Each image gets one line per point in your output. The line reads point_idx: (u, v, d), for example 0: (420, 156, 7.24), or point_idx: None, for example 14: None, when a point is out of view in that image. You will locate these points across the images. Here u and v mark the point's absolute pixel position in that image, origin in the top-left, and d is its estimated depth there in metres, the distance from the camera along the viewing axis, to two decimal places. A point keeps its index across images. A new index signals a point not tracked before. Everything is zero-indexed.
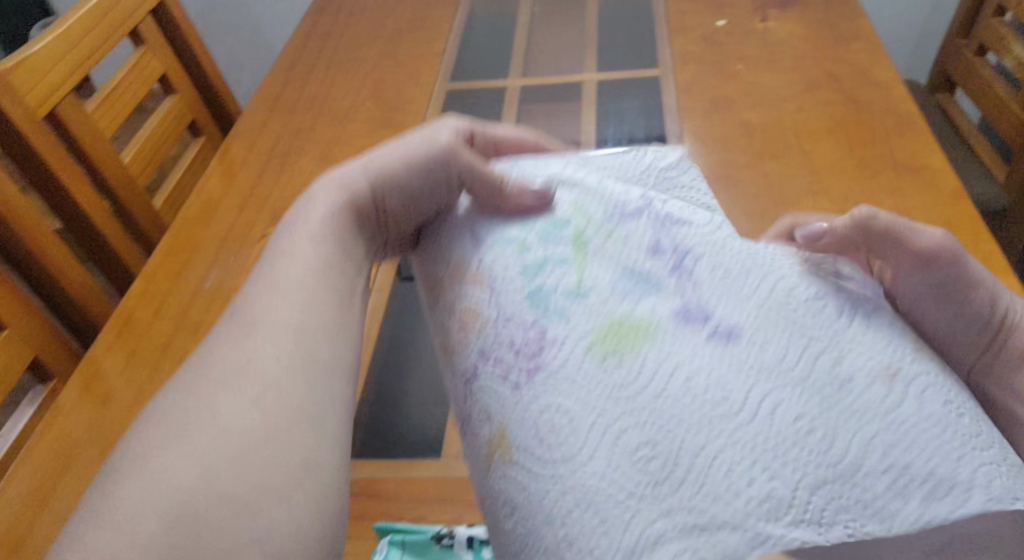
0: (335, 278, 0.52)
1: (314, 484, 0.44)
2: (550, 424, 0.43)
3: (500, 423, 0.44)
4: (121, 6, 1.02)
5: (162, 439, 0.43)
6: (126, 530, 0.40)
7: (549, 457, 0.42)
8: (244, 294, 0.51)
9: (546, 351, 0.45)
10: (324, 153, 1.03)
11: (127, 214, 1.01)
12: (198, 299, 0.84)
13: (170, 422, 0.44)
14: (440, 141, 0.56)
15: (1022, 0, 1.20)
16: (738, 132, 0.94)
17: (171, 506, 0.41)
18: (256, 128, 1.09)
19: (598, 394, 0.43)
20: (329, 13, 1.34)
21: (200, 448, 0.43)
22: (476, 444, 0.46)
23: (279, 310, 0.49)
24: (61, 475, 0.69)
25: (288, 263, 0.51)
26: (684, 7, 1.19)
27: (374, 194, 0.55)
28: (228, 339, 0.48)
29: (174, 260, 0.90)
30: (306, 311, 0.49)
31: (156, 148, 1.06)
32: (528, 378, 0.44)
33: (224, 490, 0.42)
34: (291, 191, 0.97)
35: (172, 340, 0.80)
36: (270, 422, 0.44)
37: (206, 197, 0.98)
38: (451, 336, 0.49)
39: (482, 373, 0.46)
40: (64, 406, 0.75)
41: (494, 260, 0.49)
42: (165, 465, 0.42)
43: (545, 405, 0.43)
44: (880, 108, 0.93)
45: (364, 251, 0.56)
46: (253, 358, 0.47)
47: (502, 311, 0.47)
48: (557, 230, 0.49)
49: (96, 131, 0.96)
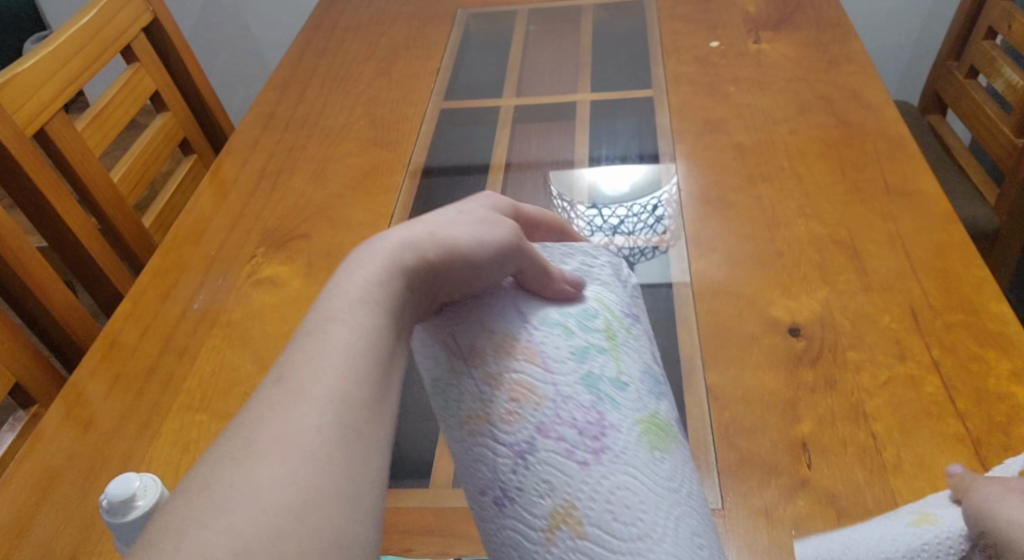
0: (400, 322, 0.49)
1: (365, 540, 0.39)
2: (623, 502, 0.46)
3: (567, 498, 0.46)
4: (113, 24, 1.02)
5: (230, 475, 0.39)
6: None
7: (627, 534, 0.45)
8: (305, 330, 0.47)
9: (609, 435, 0.48)
10: (316, 171, 1.02)
11: (116, 233, 1.00)
12: (185, 322, 0.83)
13: (246, 460, 0.39)
14: (507, 225, 0.56)
15: (1014, 24, 1.20)
16: (730, 153, 0.94)
17: (237, 546, 0.36)
18: (249, 146, 1.09)
19: (658, 482, 0.47)
20: (323, 29, 1.34)
21: (268, 484, 0.38)
22: (528, 513, 0.46)
23: (348, 348, 0.45)
24: (41, 504, 0.68)
25: (344, 302, 0.48)
26: (677, 28, 1.19)
27: (443, 251, 0.52)
28: (294, 377, 0.43)
29: (162, 281, 0.89)
30: (375, 353, 0.46)
31: (147, 166, 1.06)
32: (597, 457, 0.47)
33: (287, 534, 0.37)
34: (282, 210, 0.97)
35: (158, 364, 0.79)
36: (332, 463, 0.40)
37: (196, 216, 0.97)
38: (491, 406, 0.50)
39: (543, 447, 0.47)
40: (47, 432, 0.74)
41: (542, 340, 0.52)
42: (257, 486, 0.38)
43: (617, 483, 0.46)
44: (873, 131, 0.93)
45: (423, 314, 0.52)
46: (322, 394, 0.43)
47: (561, 391, 0.49)
48: (591, 321, 0.54)
49: (85, 150, 0.96)
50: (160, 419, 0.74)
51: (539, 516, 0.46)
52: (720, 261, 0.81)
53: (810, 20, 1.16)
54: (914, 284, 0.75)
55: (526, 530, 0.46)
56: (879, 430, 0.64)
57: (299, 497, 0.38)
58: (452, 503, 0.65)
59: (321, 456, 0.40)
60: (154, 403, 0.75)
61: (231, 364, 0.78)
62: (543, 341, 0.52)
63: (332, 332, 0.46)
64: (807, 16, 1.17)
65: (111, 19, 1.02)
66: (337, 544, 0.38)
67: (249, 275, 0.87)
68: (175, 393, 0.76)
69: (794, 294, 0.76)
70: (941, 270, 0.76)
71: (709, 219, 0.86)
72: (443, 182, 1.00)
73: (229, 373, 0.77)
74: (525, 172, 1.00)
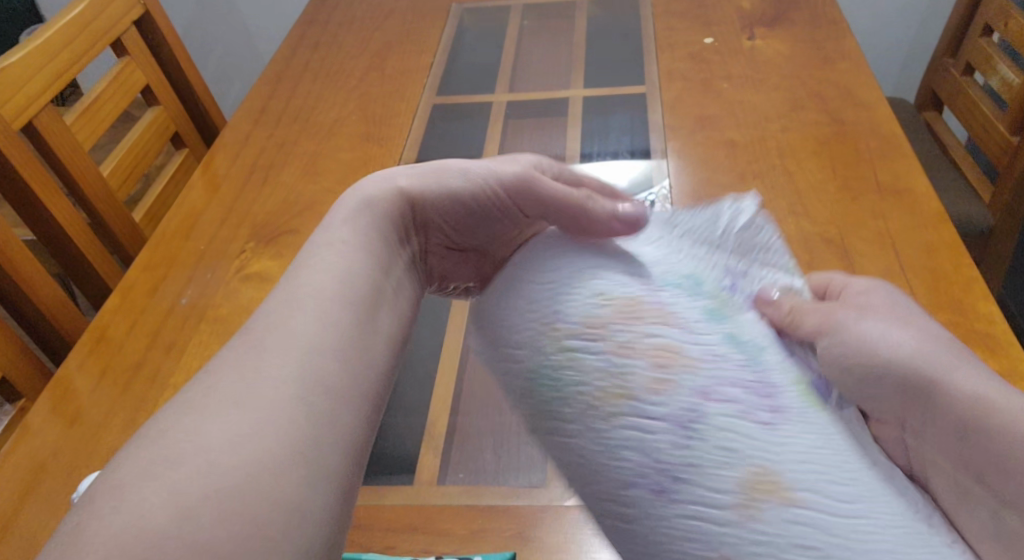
0: (373, 267, 0.56)
1: (321, 479, 0.44)
2: (825, 469, 0.43)
3: (759, 463, 0.43)
4: (103, 18, 1.01)
5: (191, 420, 0.45)
6: (138, 502, 0.41)
7: (843, 506, 0.42)
8: (272, 299, 0.53)
9: (779, 394, 0.46)
10: (307, 166, 1.02)
11: (106, 228, 1.00)
12: (173, 317, 0.83)
13: (197, 405, 0.46)
14: (518, 168, 0.61)
15: (1009, 22, 1.20)
16: (722, 151, 0.94)
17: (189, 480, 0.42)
18: (240, 140, 1.08)
19: (840, 443, 0.45)
20: (318, 24, 1.34)
21: (222, 432, 0.44)
22: (716, 486, 0.43)
23: (310, 311, 0.51)
24: (25, 499, 0.68)
25: (334, 254, 0.55)
26: (672, 24, 1.19)
27: (418, 196, 0.61)
28: (252, 339, 0.50)
29: (152, 275, 0.89)
30: (336, 313, 0.52)
31: (138, 160, 1.05)
32: (773, 414, 0.45)
33: (238, 470, 0.43)
34: (273, 205, 0.96)
35: (145, 359, 0.79)
36: (289, 410, 0.46)
37: (187, 210, 0.97)
38: (629, 375, 0.46)
39: (712, 411, 0.44)
40: (33, 426, 0.74)
41: (673, 304, 0.50)
42: (206, 442, 0.44)
43: (806, 448, 0.44)
44: (865, 130, 0.93)
45: (399, 249, 0.60)
46: (284, 350, 0.49)
47: (712, 353, 0.47)
48: (703, 287, 0.52)
49: (74, 144, 0.96)
50: (146, 413, 0.74)
51: (725, 478, 0.43)
52: None
53: (805, 17, 1.15)
54: (903, 284, 0.74)
55: (710, 497, 0.42)
56: None
57: (243, 448, 0.43)
58: (438, 501, 0.65)
59: (262, 399, 0.46)
60: (141, 397, 0.75)
61: None
62: (672, 306, 0.49)
63: (301, 289, 0.53)
64: (802, 13, 1.16)
65: (101, 12, 1.01)
66: (286, 477, 0.43)
67: (238, 270, 0.87)
68: (161, 388, 0.76)
69: None
70: (931, 270, 0.75)
71: None
72: None
73: None
74: None
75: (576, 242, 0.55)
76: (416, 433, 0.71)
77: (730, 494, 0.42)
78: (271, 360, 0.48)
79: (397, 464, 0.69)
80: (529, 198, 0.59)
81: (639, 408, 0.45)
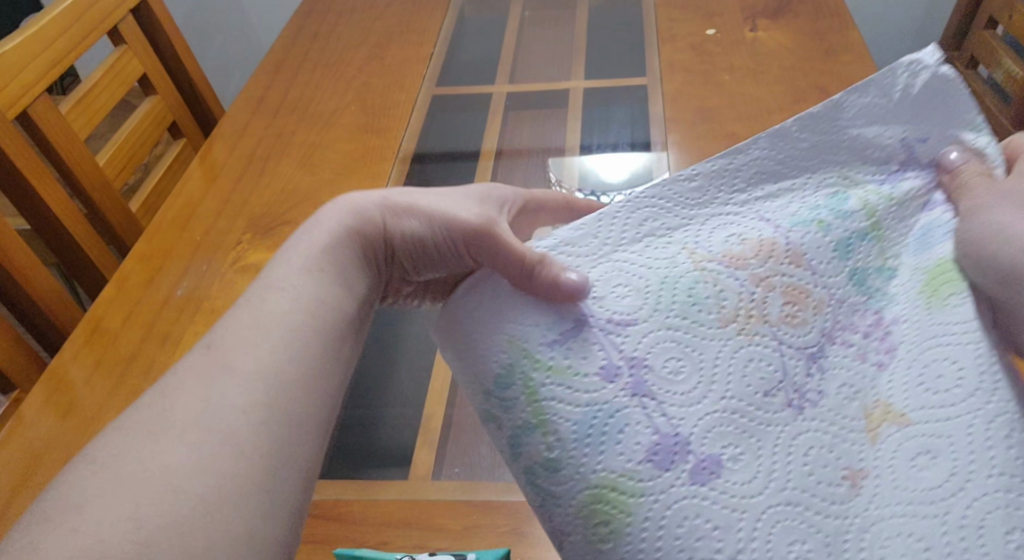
0: (336, 290, 0.58)
1: (263, 505, 0.48)
2: (732, 451, 0.50)
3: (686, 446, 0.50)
4: (99, 6, 1.01)
5: (151, 432, 0.48)
6: (109, 513, 0.44)
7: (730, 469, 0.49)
8: (239, 309, 0.56)
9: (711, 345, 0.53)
10: (305, 157, 1.01)
11: (102, 218, 0.99)
12: (168, 308, 0.82)
13: (168, 411, 0.49)
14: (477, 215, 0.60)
15: (1014, 15, 1.19)
16: (723, 143, 0.93)
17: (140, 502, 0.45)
18: (238, 130, 1.07)
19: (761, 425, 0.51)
20: (317, 13, 1.33)
21: (183, 434, 0.48)
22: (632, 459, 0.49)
23: (273, 336, 0.54)
24: (17, 492, 0.68)
25: (285, 293, 0.56)
26: (674, 15, 1.18)
27: (385, 227, 0.61)
28: (230, 347, 0.53)
29: (147, 266, 0.88)
30: (295, 351, 0.54)
31: (134, 150, 1.05)
32: (889, 355, 0.55)
33: (179, 488, 0.46)
34: (270, 196, 0.96)
35: (140, 350, 0.78)
36: (249, 432, 0.49)
37: (184, 200, 0.97)
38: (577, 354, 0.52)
39: (642, 376, 0.52)
40: (27, 417, 0.74)
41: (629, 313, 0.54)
42: (161, 462, 0.47)
43: (705, 423, 0.51)
44: None
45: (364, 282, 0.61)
46: (253, 366, 0.52)
47: (670, 336, 0.53)
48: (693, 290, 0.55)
49: (70, 133, 0.95)
50: None
51: (791, 466, 0.50)
52: None
53: (808, 8, 1.14)
54: None
55: (769, 425, 0.51)
56: None
57: (201, 460, 0.47)
58: (432, 497, 0.64)
59: (229, 421, 0.49)
60: (135, 389, 0.75)
61: None
62: (806, 244, 0.57)
63: (267, 300, 0.56)
64: (806, 4, 1.15)
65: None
66: (234, 503, 0.46)
67: (234, 262, 0.87)
68: (156, 380, 0.75)
69: None
70: None
71: None
72: (433, 169, 0.99)
73: None
74: (516, 160, 0.99)
75: (520, 291, 0.54)
76: (412, 428, 0.71)
77: (812, 462, 0.50)
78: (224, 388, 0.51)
79: (392, 459, 0.69)
80: (483, 246, 0.58)
81: (779, 339, 0.54)
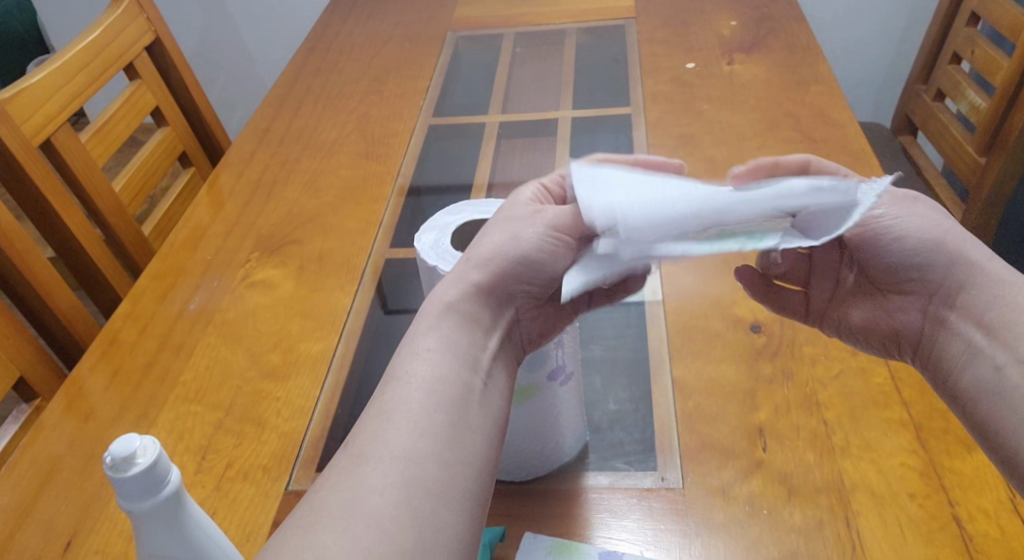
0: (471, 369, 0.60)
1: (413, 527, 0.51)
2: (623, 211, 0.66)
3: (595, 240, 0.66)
4: (117, 44, 1.08)
5: (366, 447, 0.54)
6: (360, 507, 0.51)
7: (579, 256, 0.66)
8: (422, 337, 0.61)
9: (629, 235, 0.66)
10: (310, 181, 1.07)
11: (116, 241, 1.05)
12: (181, 321, 0.87)
13: (366, 444, 0.55)
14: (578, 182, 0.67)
15: (979, 50, 1.27)
16: (703, 167, 0.99)
17: (377, 514, 0.51)
18: (245, 158, 1.14)
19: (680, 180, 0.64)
20: (319, 51, 1.40)
21: (367, 487, 0.52)
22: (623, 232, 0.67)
23: (418, 369, 0.59)
24: (42, 490, 0.72)
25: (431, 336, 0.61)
26: (656, 51, 1.25)
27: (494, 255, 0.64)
28: (406, 362, 0.60)
29: (160, 284, 0.93)
30: (437, 375, 0.58)
31: (148, 179, 1.11)
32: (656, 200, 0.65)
33: (403, 510, 0.51)
34: (275, 218, 1.02)
35: (156, 360, 0.83)
36: (397, 508, 0.51)
37: (195, 223, 1.02)
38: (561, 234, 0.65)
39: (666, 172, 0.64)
40: (47, 423, 0.78)
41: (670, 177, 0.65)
42: (370, 480, 0.52)
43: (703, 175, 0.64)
44: (837, 147, 0.98)
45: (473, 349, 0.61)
46: (412, 382, 0.58)
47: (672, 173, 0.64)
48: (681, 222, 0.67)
49: (90, 162, 1.01)
50: (156, 409, 0.78)
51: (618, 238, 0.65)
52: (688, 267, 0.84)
53: (780, 44, 1.22)
54: None
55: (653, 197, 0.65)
56: (830, 416, 0.67)
57: (404, 462, 0.53)
58: None
59: (421, 421, 0.56)
60: (150, 396, 0.79)
61: (224, 360, 0.82)
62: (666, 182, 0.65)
63: (402, 390, 0.58)
64: (778, 40, 1.23)
65: (114, 40, 1.07)
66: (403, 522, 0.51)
67: (245, 277, 0.92)
68: (170, 387, 0.80)
69: None
70: None
71: None
72: (429, 198, 1.04)
73: (222, 368, 0.81)
74: (507, 187, 1.04)
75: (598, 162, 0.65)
76: None
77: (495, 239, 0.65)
78: (404, 366, 0.59)
79: None
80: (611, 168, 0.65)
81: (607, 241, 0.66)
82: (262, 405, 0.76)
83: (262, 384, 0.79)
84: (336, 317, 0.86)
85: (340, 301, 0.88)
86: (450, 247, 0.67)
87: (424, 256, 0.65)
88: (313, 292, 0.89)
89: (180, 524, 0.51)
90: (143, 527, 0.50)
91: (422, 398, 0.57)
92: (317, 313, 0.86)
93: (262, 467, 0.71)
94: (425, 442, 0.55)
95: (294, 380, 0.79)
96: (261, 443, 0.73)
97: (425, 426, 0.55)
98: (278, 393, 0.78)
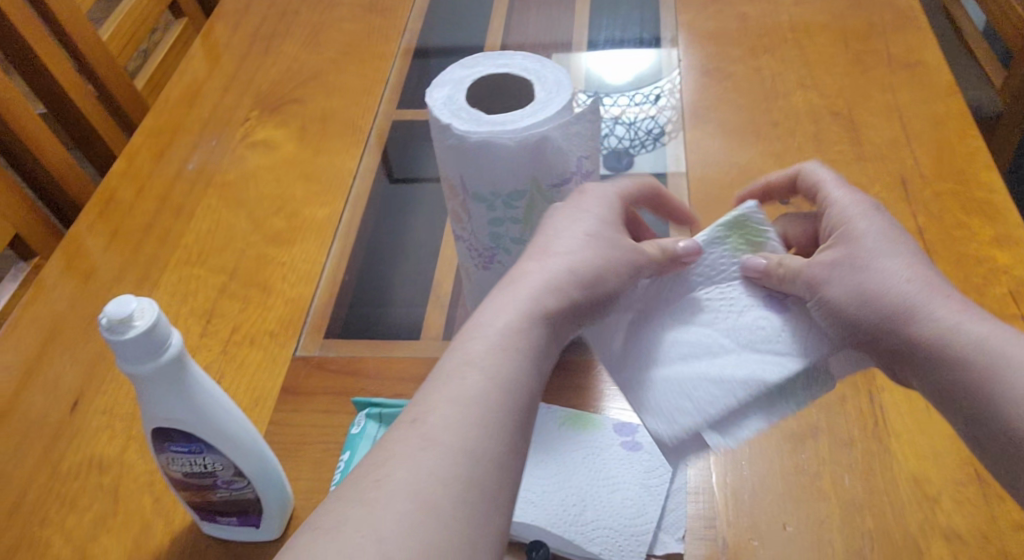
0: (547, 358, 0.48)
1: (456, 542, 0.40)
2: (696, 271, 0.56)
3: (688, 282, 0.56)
4: None
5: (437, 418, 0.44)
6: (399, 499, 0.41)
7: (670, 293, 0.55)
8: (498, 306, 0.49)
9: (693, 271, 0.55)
10: (311, 35, 1.00)
11: (108, 96, 1.00)
12: (180, 181, 0.84)
13: (436, 411, 0.44)
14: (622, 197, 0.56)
15: None
16: (734, 25, 0.92)
17: (421, 501, 0.41)
18: (241, 9, 1.06)
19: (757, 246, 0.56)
20: None
21: (413, 473, 0.42)
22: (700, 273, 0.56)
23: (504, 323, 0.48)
24: (46, 350, 0.70)
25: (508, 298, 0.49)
26: None
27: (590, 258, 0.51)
28: (492, 312, 0.49)
29: (156, 141, 0.89)
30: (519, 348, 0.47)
31: (137, 29, 1.04)
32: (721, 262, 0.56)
33: (454, 507, 0.41)
34: (275, 74, 0.96)
35: (155, 221, 0.80)
36: (444, 504, 0.41)
37: (190, 78, 0.96)
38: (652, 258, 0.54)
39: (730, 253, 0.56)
40: (47, 282, 0.75)
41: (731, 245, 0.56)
42: (425, 465, 0.42)
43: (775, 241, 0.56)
44: (880, 3, 0.91)
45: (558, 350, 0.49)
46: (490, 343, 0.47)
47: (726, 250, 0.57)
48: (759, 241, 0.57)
49: (73, 8, 0.94)
50: (157, 271, 0.75)
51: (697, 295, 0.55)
52: (714, 133, 0.79)
53: None
54: (909, 156, 0.73)
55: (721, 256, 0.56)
56: None
57: (466, 447, 0.43)
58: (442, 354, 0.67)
59: (483, 393, 0.45)
60: (151, 257, 0.76)
61: (226, 223, 0.79)
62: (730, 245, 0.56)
63: (467, 376, 0.45)
64: None
65: None
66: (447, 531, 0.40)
67: (245, 136, 0.88)
68: (172, 249, 0.77)
69: (786, 164, 0.75)
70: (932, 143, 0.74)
71: (708, 89, 0.85)
72: (438, 54, 0.98)
73: (224, 230, 0.78)
74: (522, 44, 0.97)
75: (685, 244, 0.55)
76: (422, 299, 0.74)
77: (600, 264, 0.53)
78: (483, 323, 0.48)
79: (406, 323, 0.71)
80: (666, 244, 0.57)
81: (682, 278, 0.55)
82: (266, 270, 0.74)
83: (266, 248, 0.76)
84: (342, 181, 0.81)
85: (346, 164, 0.83)
86: (465, 103, 0.59)
87: (437, 113, 0.58)
88: (317, 154, 0.85)
89: (185, 388, 0.49)
90: (146, 389, 0.49)
91: (501, 367, 0.46)
92: (322, 176, 0.82)
93: (269, 332, 0.69)
94: (486, 436, 0.43)
95: (299, 246, 0.76)
96: (267, 308, 0.71)
97: (491, 417, 0.44)
98: (283, 258, 0.75)
